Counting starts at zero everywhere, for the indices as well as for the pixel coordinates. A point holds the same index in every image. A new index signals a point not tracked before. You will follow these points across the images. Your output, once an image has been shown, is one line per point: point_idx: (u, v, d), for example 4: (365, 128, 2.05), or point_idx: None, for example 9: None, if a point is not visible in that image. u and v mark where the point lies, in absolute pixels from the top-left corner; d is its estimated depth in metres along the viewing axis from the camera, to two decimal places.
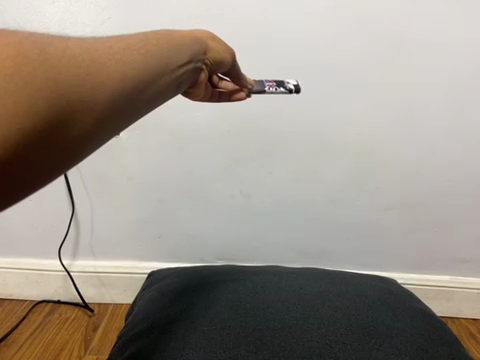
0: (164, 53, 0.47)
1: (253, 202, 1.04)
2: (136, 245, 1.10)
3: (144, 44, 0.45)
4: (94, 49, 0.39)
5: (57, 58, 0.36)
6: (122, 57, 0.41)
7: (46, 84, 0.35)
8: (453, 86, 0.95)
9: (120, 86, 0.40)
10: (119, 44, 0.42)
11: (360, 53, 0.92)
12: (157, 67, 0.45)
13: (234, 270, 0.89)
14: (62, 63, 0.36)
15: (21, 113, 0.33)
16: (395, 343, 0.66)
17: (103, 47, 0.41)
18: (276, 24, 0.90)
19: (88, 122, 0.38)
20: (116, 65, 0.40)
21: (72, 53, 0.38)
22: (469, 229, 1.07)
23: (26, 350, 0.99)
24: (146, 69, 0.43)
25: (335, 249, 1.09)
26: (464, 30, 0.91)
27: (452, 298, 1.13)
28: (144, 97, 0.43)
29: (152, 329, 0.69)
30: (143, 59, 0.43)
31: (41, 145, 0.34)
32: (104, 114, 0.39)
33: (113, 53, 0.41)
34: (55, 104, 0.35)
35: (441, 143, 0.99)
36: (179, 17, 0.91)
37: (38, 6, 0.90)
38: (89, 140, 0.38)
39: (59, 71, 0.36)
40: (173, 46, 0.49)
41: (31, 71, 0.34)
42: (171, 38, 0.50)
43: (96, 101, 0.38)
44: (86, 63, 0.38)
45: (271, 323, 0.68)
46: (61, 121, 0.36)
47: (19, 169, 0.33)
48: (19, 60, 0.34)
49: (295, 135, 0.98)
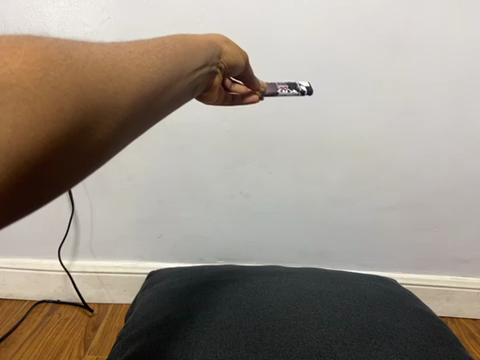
0: (181, 57, 0.47)
1: (253, 202, 1.04)
2: (136, 245, 1.11)
3: (162, 49, 0.45)
4: (115, 55, 0.40)
5: (82, 63, 0.36)
6: (142, 66, 0.41)
7: (72, 87, 0.35)
8: (454, 86, 0.94)
9: (141, 91, 0.40)
10: (136, 50, 0.42)
11: (361, 53, 0.92)
12: (175, 71, 0.45)
13: (234, 270, 0.89)
14: (88, 71, 0.36)
15: (49, 117, 0.33)
16: (394, 343, 0.66)
17: (122, 52, 0.41)
18: (276, 25, 0.90)
19: (109, 126, 0.37)
20: (136, 69, 0.40)
21: (97, 60, 0.38)
22: (469, 231, 1.07)
23: (26, 350, 0.99)
24: (164, 74, 0.43)
25: (334, 249, 1.10)
26: (466, 31, 0.90)
27: (452, 298, 1.14)
28: (157, 104, 0.42)
29: (153, 328, 0.69)
30: (160, 66, 0.43)
31: (68, 148, 0.34)
32: (124, 119, 0.38)
33: (132, 58, 0.41)
34: (81, 108, 0.35)
35: (440, 143, 0.99)
36: (179, 17, 0.90)
37: (38, 6, 0.90)
38: (109, 145, 0.38)
39: (84, 76, 0.36)
40: (188, 50, 0.49)
41: (58, 75, 0.34)
42: (186, 42, 0.49)
43: (117, 104, 0.38)
44: (109, 70, 0.38)
45: (274, 323, 0.68)
46: (85, 125, 0.35)
47: (46, 172, 0.33)
48: (47, 65, 0.34)
49: (295, 137, 0.98)
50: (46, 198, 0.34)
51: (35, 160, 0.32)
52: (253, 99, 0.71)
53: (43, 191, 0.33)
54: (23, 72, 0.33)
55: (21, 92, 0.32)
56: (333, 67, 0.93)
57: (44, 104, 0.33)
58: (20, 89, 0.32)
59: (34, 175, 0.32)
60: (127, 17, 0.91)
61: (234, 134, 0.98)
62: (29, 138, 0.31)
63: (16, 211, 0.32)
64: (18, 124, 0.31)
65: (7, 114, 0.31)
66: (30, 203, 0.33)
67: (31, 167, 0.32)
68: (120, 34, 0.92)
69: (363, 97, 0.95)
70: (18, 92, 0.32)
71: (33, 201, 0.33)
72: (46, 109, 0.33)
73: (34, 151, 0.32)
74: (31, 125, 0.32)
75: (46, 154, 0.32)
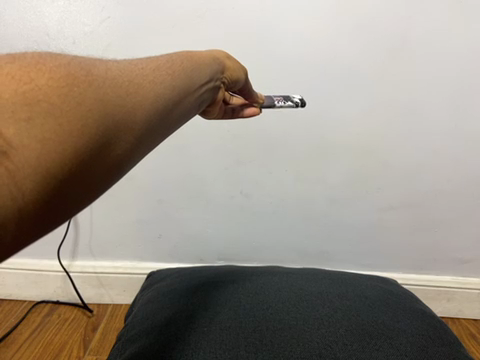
0: (188, 73, 0.47)
1: (253, 202, 1.04)
2: (136, 246, 1.10)
3: (170, 65, 0.45)
4: (131, 72, 0.40)
5: (103, 79, 0.37)
6: (153, 81, 0.41)
7: (93, 105, 0.34)
8: (453, 85, 0.94)
9: (154, 106, 0.40)
10: (148, 68, 0.42)
11: (360, 52, 0.92)
12: (184, 86, 0.45)
13: (234, 270, 0.89)
14: (110, 90, 0.36)
15: (76, 134, 0.32)
16: (396, 343, 0.66)
17: (137, 69, 0.41)
18: (277, 24, 0.90)
19: (125, 143, 0.37)
20: (149, 85, 0.40)
21: (116, 77, 0.38)
22: (469, 230, 1.07)
23: (26, 350, 0.98)
24: (176, 91, 0.43)
25: (334, 250, 1.10)
26: (466, 30, 0.89)
27: (452, 299, 1.13)
28: (169, 118, 0.42)
29: (156, 328, 0.69)
30: (172, 83, 0.43)
31: (89, 164, 0.33)
32: (141, 133, 0.38)
33: (145, 75, 0.41)
34: (103, 125, 0.35)
35: (439, 142, 0.98)
36: (178, 16, 0.90)
37: (37, 6, 0.90)
38: (125, 159, 0.37)
39: (105, 92, 0.36)
40: (194, 67, 0.49)
41: (81, 92, 0.34)
42: (191, 59, 0.50)
43: (134, 120, 0.38)
44: (126, 87, 0.38)
45: (282, 324, 0.68)
46: (107, 140, 0.35)
47: (69, 189, 0.32)
48: (71, 81, 0.34)
49: (294, 136, 0.98)
50: (68, 216, 0.33)
51: (62, 178, 0.31)
52: (253, 111, 0.71)
53: (66, 209, 0.32)
54: (48, 92, 0.32)
55: (48, 107, 0.31)
56: (332, 66, 0.93)
57: (68, 122, 0.32)
58: (48, 105, 0.31)
59: (59, 193, 0.31)
60: (127, 16, 0.91)
61: (234, 133, 0.97)
62: (58, 156, 0.30)
63: (47, 225, 0.31)
64: (47, 139, 0.30)
65: (36, 130, 0.30)
66: (59, 219, 0.32)
67: (57, 182, 0.31)
68: (120, 34, 0.92)
69: (363, 97, 0.95)
70: (45, 108, 0.31)
71: (58, 218, 0.32)
72: (72, 127, 0.32)
73: (59, 168, 0.31)
74: (60, 142, 0.31)
75: (71, 173, 0.32)
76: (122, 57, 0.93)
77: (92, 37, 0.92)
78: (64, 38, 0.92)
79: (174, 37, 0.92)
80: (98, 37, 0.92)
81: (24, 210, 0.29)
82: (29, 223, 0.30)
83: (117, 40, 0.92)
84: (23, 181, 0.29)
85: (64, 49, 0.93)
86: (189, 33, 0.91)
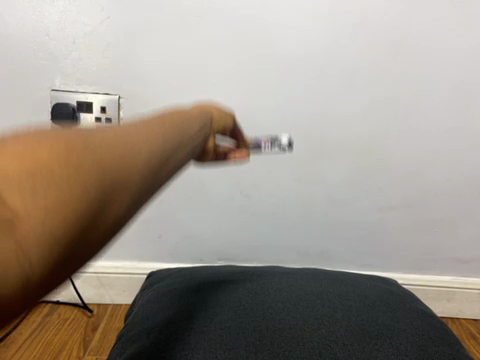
0: (180, 124, 0.44)
1: (254, 201, 1.03)
2: (138, 244, 1.09)
3: (162, 117, 0.42)
4: (130, 125, 0.36)
5: (100, 135, 0.32)
6: (152, 132, 0.37)
7: (92, 163, 0.29)
8: (453, 82, 0.96)
9: (155, 157, 0.36)
10: (143, 121, 0.38)
11: (362, 50, 0.94)
12: (178, 137, 0.41)
13: (235, 272, 0.87)
14: (112, 144, 0.32)
15: (82, 198, 0.28)
16: (396, 343, 0.66)
17: (136, 123, 0.37)
18: (278, 23, 0.92)
19: (130, 198, 0.33)
20: (149, 136, 0.36)
21: (113, 131, 0.33)
22: (469, 229, 1.07)
23: (25, 349, 0.95)
24: (178, 141, 0.41)
25: (337, 250, 1.07)
26: (464, 32, 0.94)
27: (453, 298, 1.11)
28: (165, 169, 0.38)
29: (155, 329, 0.69)
30: (168, 135, 0.39)
31: (101, 222, 0.30)
32: (142, 189, 0.34)
33: (144, 126, 0.37)
34: (105, 184, 0.30)
35: (440, 138, 1.00)
36: (181, 15, 0.91)
37: (37, 5, 0.90)
38: (134, 212, 0.33)
39: (110, 149, 0.31)
40: (182, 119, 0.46)
41: (81, 150, 0.29)
42: (180, 113, 0.47)
43: (138, 174, 0.33)
44: (127, 140, 0.34)
45: (282, 325, 0.67)
46: (110, 199, 0.30)
47: (64, 257, 0.27)
48: (63, 139, 0.28)
49: (294, 136, 0.98)
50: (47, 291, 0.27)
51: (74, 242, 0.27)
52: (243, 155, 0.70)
53: (68, 273, 0.28)
54: (63, 142, 0.28)
55: (49, 168, 0.26)
56: (333, 65, 0.94)
57: (86, 175, 0.28)
58: (48, 166, 0.26)
59: (54, 266, 0.26)
60: (125, 17, 0.91)
61: None
62: (74, 217, 0.27)
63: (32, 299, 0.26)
64: (50, 209, 0.25)
65: (38, 198, 0.25)
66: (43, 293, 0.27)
67: (51, 256, 0.26)
68: (120, 34, 0.92)
69: (363, 97, 0.96)
70: (45, 171, 0.26)
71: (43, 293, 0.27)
72: (90, 180, 0.28)
73: (74, 229, 0.27)
74: (62, 210, 0.26)
75: (82, 235, 0.28)
76: (123, 57, 0.93)
77: (92, 37, 0.92)
78: (64, 37, 0.92)
79: (175, 35, 0.92)
80: (98, 37, 0.92)
81: (24, 287, 0.24)
82: (31, 294, 0.25)
83: (117, 39, 0.92)
84: (27, 258, 0.24)
85: (64, 50, 0.92)
86: (188, 33, 0.92)
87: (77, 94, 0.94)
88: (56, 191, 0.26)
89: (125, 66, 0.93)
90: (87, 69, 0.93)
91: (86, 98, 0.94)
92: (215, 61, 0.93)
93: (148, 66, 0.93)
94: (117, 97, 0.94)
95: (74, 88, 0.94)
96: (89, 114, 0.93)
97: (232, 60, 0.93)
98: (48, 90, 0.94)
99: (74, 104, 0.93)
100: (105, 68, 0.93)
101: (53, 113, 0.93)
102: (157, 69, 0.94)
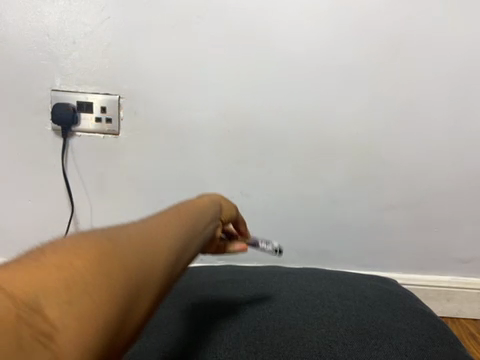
0: (189, 222, 0.45)
1: (254, 202, 1.02)
2: None
3: (173, 217, 0.43)
4: (147, 228, 0.38)
5: (127, 241, 0.34)
6: (166, 234, 0.39)
7: (122, 272, 0.31)
8: (453, 82, 0.96)
9: (170, 258, 0.37)
10: (160, 222, 0.40)
11: (362, 51, 0.94)
12: (189, 235, 0.43)
13: (234, 273, 0.87)
14: (136, 249, 0.34)
15: (116, 304, 0.29)
16: (396, 343, 0.66)
17: (153, 226, 0.39)
18: (278, 22, 0.92)
19: (150, 302, 0.34)
20: (166, 239, 0.38)
21: (136, 236, 0.35)
22: (469, 229, 1.07)
23: None
24: (185, 232, 0.42)
25: (336, 250, 1.07)
26: (465, 30, 0.94)
27: (452, 299, 1.11)
28: (179, 267, 0.40)
29: (156, 328, 0.69)
30: (180, 234, 0.41)
31: (129, 319, 0.30)
32: (160, 291, 0.35)
33: (161, 229, 0.39)
34: (132, 290, 0.31)
35: (440, 138, 1.00)
36: (181, 14, 0.91)
37: (37, 6, 0.91)
38: (151, 311, 0.35)
39: (135, 255, 0.33)
40: (190, 213, 0.47)
41: (112, 260, 0.31)
42: (186, 208, 0.48)
43: (156, 278, 0.35)
44: (148, 245, 0.35)
45: (282, 325, 0.68)
46: (136, 300, 0.32)
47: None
48: (98, 250, 0.30)
49: (295, 135, 0.98)
50: None
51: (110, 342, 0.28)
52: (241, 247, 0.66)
53: None
54: (88, 251, 0.30)
55: (88, 280, 0.28)
56: (333, 65, 0.94)
57: (113, 281, 0.30)
58: (87, 278, 0.28)
59: None
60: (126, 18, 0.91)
61: (234, 134, 0.97)
62: (107, 316, 0.28)
63: None
64: (92, 316, 0.27)
65: (81, 306, 0.27)
66: None
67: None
68: (120, 34, 0.92)
69: (363, 97, 0.97)
70: (85, 283, 0.28)
71: None
72: (113, 277, 0.30)
73: (108, 329, 0.28)
74: (102, 315, 0.28)
75: (114, 340, 0.29)
76: (123, 57, 0.93)
77: (93, 36, 0.92)
78: (64, 38, 0.92)
79: (175, 36, 0.92)
80: (98, 38, 0.92)
81: None
82: None
83: (117, 39, 0.92)
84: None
85: (64, 50, 0.93)
86: (188, 30, 0.92)
87: (77, 94, 0.93)
88: (83, 295, 0.27)
89: (124, 66, 0.93)
90: (87, 69, 0.93)
91: (86, 98, 0.93)
92: (215, 61, 0.94)
93: (149, 66, 0.93)
94: (117, 97, 0.94)
95: (75, 89, 0.94)
96: (90, 114, 0.94)
97: (232, 59, 0.93)
98: (49, 90, 0.94)
99: (74, 104, 0.94)
100: (105, 68, 0.93)
101: (53, 113, 0.93)
102: (157, 69, 0.94)
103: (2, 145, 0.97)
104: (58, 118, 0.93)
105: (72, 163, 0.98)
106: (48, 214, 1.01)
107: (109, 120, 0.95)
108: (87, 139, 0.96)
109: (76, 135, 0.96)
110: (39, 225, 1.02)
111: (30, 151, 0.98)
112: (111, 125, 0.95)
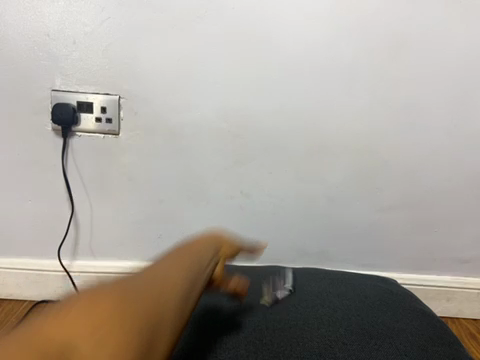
0: (153, 308, 0.51)
1: (254, 202, 1.02)
2: (138, 245, 1.04)
3: (145, 297, 0.52)
4: (95, 310, 0.45)
5: (51, 336, 0.41)
6: (144, 315, 0.49)
7: None
8: (452, 82, 0.97)
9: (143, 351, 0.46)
10: (120, 297, 0.48)
11: (362, 51, 0.94)
12: (153, 320, 0.50)
13: (235, 273, 0.87)
14: (95, 350, 0.42)
15: None
16: (396, 343, 0.66)
17: (115, 303, 0.47)
18: (279, 23, 0.92)
19: None
20: (129, 331, 0.45)
21: (108, 330, 0.44)
22: (469, 229, 1.07)
23: None
24: (155, 317, 0.50)
25: (336, 250, 1.07)
26: (465, 30, 0.94)
27: (452, 298, 1.11)
28: None
29: None
30: (138, 318, 0.48)
31: None
32: None
33: (122, 307, 0.47)
34: None
35: (440, 137, 1.00)
36: (181, 15, 0.91)
37: (37, 6, 0.90)
38: None
39: (64, 346, 0.40)
40: (159, 287, 0.56)
41: (47, 347, 0.39)
42: (168, 277, 0.59)
43: None
44: (110, 334, 0.44)
45: (282, 325, 0.68)
46: None
47: None
48: (41, 345, 0.39)
49: (295, 135, 0.98)
50: None
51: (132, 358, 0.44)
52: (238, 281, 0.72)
53: None
54: (25, 351, 0.38)
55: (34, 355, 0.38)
56: (333, 66, 0.95)
57: None
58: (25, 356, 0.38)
59: None
60: (126, 19, 0.91)
61: (234, 133, 0.97)
62: None
63: None
64: None
65: None
66: None
67: None
68: (120, 35, 0.92)
69: (363, 97, 0.97)
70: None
71: None
72: None
73: None
74: None
75: None
76: (123, 57, 0.93)
77: (93, 37, 0.92)
78: (65, 38, 0.92)
79: (175, 37, 0.92)
80: (98, 38, 0.92)
81: None
82: None
83: (117, 39, 0.92)
84: None
85: (64, 50, 0.92)
86: (189, 30, 0.92)
87: (77, 94, 0.93)
88: None
89: (124, 66, 0.93)
90: (87, 69, 0.93)
91: (86, 98, 0.94)
92: (216, 61, 0.94)
93: (149, 66, 0.94)
94: (118, 97, 0.94)
95: (75, 89, 0.94)
96: (90, 114, 0.95)
97: (232, 59, 0.93)
98: (49, 90, 0.94)
99: (75, 104, 0.94)
100: (105, 68, 0.93)
101: (53, 113, 0.93)
102: (157, 70, 0.94)
103: (2, 145, 0.97)
104: (58, 118, 0.93)
105: (72, 163, 0.98)
106: (48, 214, 1.01)
107: (109, 120, 0.95)
108: (87, 139, 0.96)
109: (76, 135, 0.96)
110: (39, 224, 1.02)
111: (30, 150, 0.97)
112: (111, 125, 0.96)
